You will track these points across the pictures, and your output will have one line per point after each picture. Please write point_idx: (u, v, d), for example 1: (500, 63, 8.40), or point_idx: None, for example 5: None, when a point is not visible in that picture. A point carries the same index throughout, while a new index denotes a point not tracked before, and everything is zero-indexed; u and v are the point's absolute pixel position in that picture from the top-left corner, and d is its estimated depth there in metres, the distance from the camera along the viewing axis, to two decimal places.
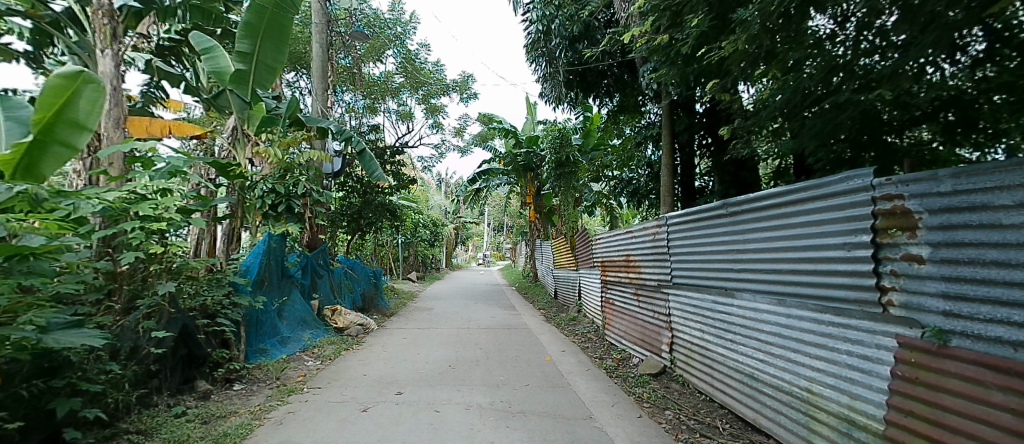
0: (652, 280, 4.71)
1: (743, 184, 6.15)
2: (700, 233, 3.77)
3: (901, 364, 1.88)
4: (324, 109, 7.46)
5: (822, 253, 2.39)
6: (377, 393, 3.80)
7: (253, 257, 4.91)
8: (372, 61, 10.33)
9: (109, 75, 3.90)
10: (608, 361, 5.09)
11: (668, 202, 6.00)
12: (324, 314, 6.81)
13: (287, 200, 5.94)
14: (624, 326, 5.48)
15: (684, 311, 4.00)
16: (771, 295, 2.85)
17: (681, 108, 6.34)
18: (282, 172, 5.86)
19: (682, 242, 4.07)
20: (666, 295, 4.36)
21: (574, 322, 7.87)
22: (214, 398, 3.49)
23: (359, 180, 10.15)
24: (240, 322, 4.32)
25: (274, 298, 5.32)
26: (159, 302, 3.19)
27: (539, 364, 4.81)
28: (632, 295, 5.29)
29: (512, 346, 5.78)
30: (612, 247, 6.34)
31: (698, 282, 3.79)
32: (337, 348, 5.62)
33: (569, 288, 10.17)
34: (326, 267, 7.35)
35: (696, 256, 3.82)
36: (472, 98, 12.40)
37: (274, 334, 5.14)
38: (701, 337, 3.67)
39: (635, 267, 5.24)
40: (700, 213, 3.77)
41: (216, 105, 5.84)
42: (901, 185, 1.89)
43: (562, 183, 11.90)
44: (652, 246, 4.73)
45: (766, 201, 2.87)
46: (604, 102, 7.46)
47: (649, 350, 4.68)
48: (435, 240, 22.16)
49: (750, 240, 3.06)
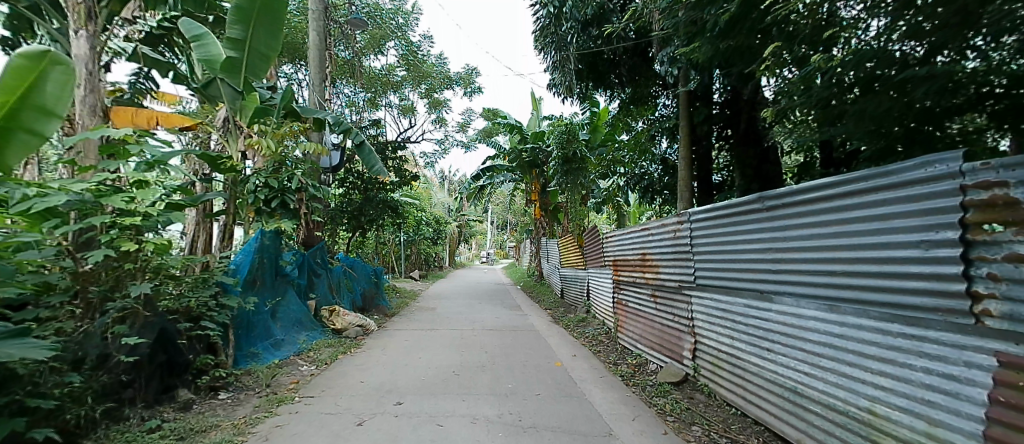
0: (671, 281, 4.37)
1: (766, 178, 5.79)
2: (729, 230, 3.44)
3: (1002, 387, 1.49)
4: (322, 101, 7.12)
5: (888, 252, 2.03)
6: (375, 403, 3.48)
7: (243, 255, 4.61)
8: (373, 53, 10.01)
9: (84, 58, 3.63)
10: (623, 366, 4.76)
11: (686, 198, 5.63)
12: (322, 315, 6.50)
13: (281, 195, 5.54)
14: (640, 329, 5.15)
15: (708, 314, 3.68)
16: (820, 301, 2.50)
17: (698, 97, 5.97)
18: (276, 165, 5.52)
19: (707, 240, 3.73)
20: (689, 297, 4.02)
21: (583, 323, 7.54)
22: (195, 409, 3.18)
23: (360, 176, 9.88)
24: (228, 325, 4.01)
25: (267, 298, 5.02)
26: (132, 304, 2.87)
27: (549, 371, 4.49)
28: (648, 296, 4.95)
29: (520, 350, 5.46)
30: (625, 246, 5.99)
31: (726, 284, 3.46)
32: (334, 352, 5.30)
33: (576, 288, 9.81)
34: (324, 266, 7.04)
35: (723, 255, 3.50)
36: (476, 92, 12.05)
37: (267, 337, 4.85)
38: (728, 344, 3.37)
39: (651, 267, 4.90)
40: (730, 208, 3.42)
41: (205, 95, 5.44)
42: (1003, 170, 1.48)
43: (569, 179, 11.50)
44: (672, 243, 4.38)
45: (814, 193, 2.51)
46: (615, 93, 7.09)
47: (667, 357, 4.36)
48: (438, 238, 21.89)
49: (792, 238, 2.72)
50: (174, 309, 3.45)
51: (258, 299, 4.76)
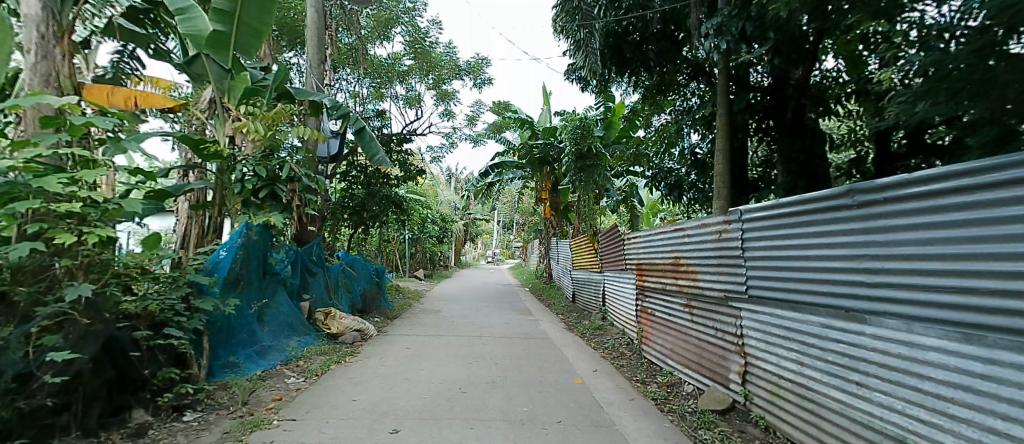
0: (714, 291, 3.76)
1: (813, 174, 5.14)
2: (798, 230, 2.77)
3: None
4: (320, 85, 6.59)
5: None
6: (366, 431, 2.90)
7: (225, 251, 4.07)
8: (378, 40, 9.53)
9: (35, 19, 3.21)
10: (653, 387, 4.17)
11: (723, 196, 4.98)
12: (316, 318, 5.94)
13: (272, 184, 5.01)
14: (671, 343, 4.54)
15: (768, 332, 3.05)
16: (940, 328, 1.80)
17: (736, 81, 5.28)
18: (266, 152, 4.95)
19: (769, 242, 3.08)
20: (737, 310, 3.42)
21: (599, 332, 6.95)
22: (150, 436, 2.64)
23: (363, 169, 9.41)
24: (201, 331, 3.49)
25: (253, 299, 4.51)
26: (67, 311, 2.32)
27: (570, 391, 3.92)
28: (683, 307, 4.33)
29: (535, 363, 4.88)
30: (651, 248, 5.38)
31: (796, 299, 2.78)
32: (327, 362, 4.74)
33: (590, 292, 9.21)
34: (320, 264, 6.52)
35: (791, 260, 2.82)
36: (487, 84, 11.49)
37: (251, 344, 4.34)
38: (798, 369, 2.74)
39: (686, 273, 4.29)
40: (801, 203, 2.74)
41: (190, 73, 4.99)
42: None
43: (583, 177, 10.72)
44: (716, 247, 3.76)
45: (931, 184, 1.82)
46: (639, 80, 6.51)
47: (707, 378, 3.76)
48: (444, 237, 21.32)
49: (895, 242, 2.02)
50: (134, 313, 2.90)
51: (241, 302, 4.24)
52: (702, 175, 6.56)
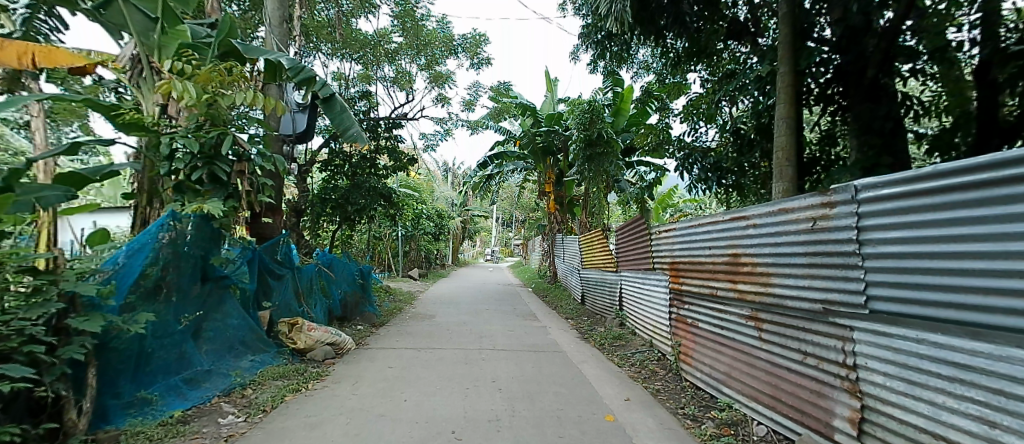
0: (802, 302, 2.74)
1: (892, 150, 4.15)
2: (982, 215, 1.58)
3: None
4: (283, 49, 5.57)
5: None
6: None
7: (132, 248, 2.97)
8: (363, 13, 8.49)
9: None
10: (709, 428, 3.16)
11: (786, 176, 3.94)
12: (279, 330, 4.90)
13: (209, 163, 3.81)
14: (727, 365, 3.55)
15: (907, 366, 1.99)
16: None
17: (799, 36, 4.25)
18: (203, 122, 3.90)
19: (911, 232, 1.96)
20: (846, 331, 2.40)
21: (619, 343, 5.94)
22: None
23: (347, 157, 8.37)
24: (85, 360, 2.47)
25: (183, 311, 3.48)
26: None
27: (600, 436, 2.90)
28: (749, 320, 3.30)
29: (546, 390, 3.88)
30: (691, 246, 4.38)
31: (977, 322, 1.64)
32: (280, 390, 3.70)
33: (603, 294, 8.18)
34: (288, 264, 5.48)
35: (963, 260, 1.69)
36: (485, 64, 10.41)
37: (176, 370, 3.32)
38: (983, 434, 1.57)
39: (754, 276, 3.28)
40: (987, 170, 1.56)
41: (110, 22, 4.02)
42: None
43: (592, 167, 9.55)
44: (806, 241, 2.75)
45: None
46: (663, 44, 5.51)
47: (791, 420, 2.75)
48: (441, 234, 20.11)
49: None
50: None
51: (164, 315, 3.23)
52: (742, 157, 5.54)
